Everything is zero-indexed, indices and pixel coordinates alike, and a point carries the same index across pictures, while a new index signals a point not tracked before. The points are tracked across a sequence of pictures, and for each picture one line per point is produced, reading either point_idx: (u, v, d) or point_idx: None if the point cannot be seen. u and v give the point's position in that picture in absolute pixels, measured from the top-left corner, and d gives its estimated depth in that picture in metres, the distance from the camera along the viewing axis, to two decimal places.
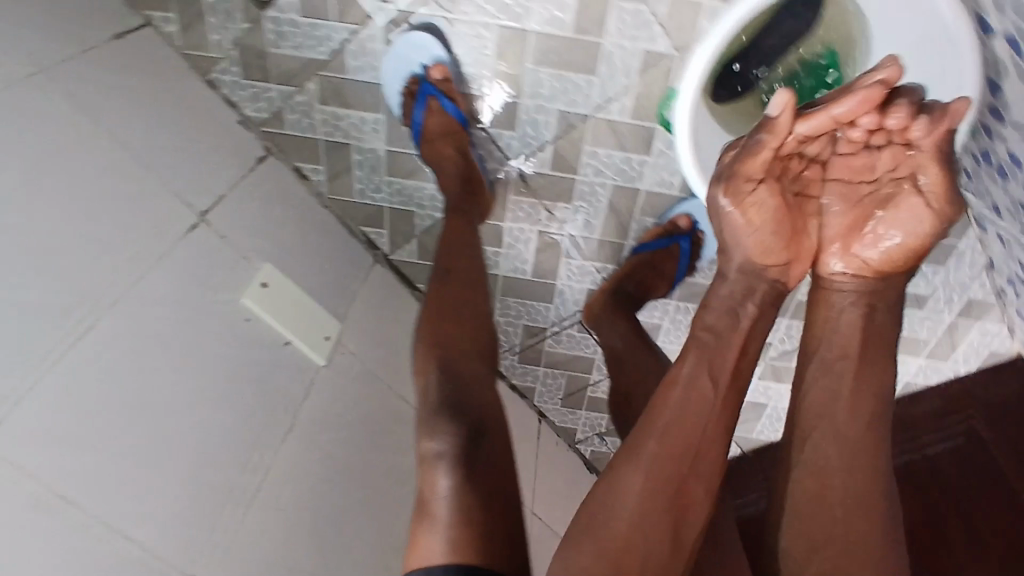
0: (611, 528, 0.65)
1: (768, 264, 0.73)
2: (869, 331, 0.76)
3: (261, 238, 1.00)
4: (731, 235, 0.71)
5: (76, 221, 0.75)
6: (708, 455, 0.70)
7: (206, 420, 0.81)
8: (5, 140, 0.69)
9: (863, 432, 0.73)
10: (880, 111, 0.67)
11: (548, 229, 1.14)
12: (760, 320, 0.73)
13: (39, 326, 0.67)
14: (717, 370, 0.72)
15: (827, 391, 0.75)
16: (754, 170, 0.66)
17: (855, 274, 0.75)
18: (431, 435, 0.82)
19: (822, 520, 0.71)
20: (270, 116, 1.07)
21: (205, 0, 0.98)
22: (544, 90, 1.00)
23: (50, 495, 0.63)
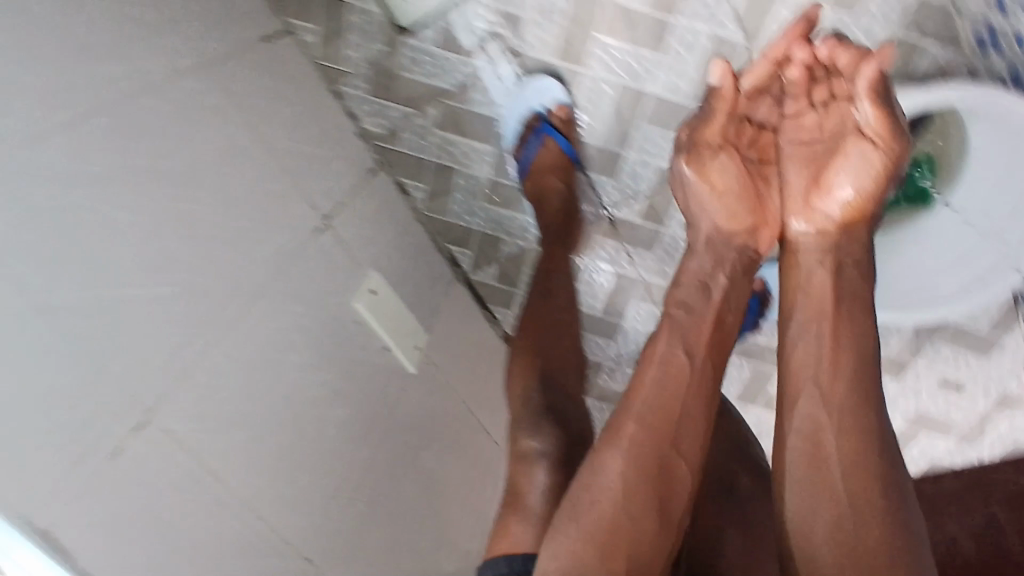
0: (594, 508, 0.69)
1: (736, 231, 0.82)
2: (842, 285, 0.77)
3: (370, 246, 1.06)
4: (698, 213, 0.82)
5: (233, 216, 0.82)
6: (687, 428, 0.75)
7: (315, 412, 0.87)
8: (191, 135, 0.77)
9: (845, 387, 0.71)
10: (805, 41, 0.78)
11: (625, 270, 1.20)
12: (731, 286, 0.82)
13: (202, 308, 0.75)
14: (690, 344, 0.78)
15: (804, 350, 0.75)
16: (712, 136, 0.80)
17: (819, 231, 0.80)
18: (531, 436, 0.97)
19: (818, 471, 0.69)
20: (387, 132, 1.13)
21: (351, 20, 1.06)
22: (650, 147, 1.08)
23: (201, 467, 0.71)
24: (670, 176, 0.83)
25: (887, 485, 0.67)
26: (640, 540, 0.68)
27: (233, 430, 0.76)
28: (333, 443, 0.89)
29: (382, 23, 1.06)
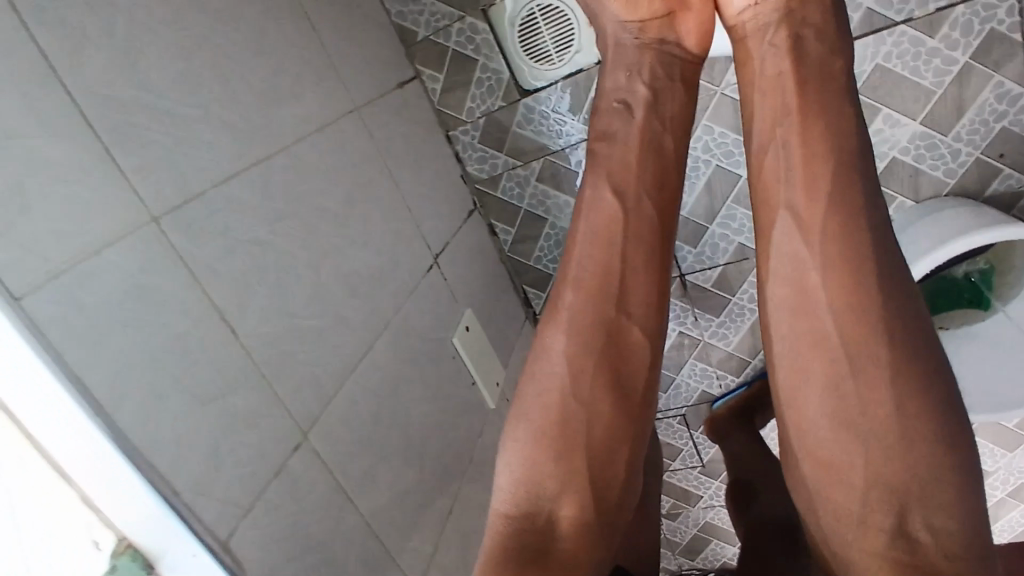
0: (544, 388, 0.70)
1: (648, 15, 0.81)
2: (804, 62, 0.72)
3: (464, 282, 1.13)
4: (608, 14, 0.83)
5: (371, 252, 0.91)
6: (635, 282, 0.73)
7: (420, 441, 0.92)
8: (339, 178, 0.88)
9: (817, 205, 0.66)
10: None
11: (688, 330, 1.30)
12: (669, 88, 0.81)
13: (348, 336, 0.82)
14: (624, 182, 0.76)
15: (772, 161, 0.71)
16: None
17: (757, 1, 0.76)
18: None
19: (807, 317, 0.65)
20: (488, 178, 1.22)
21: (477, 74, 1.13)
22: (732, 224, 1.17)
23: (338, 492, 0.76)
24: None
25: (887, 320, 0.62)
26: (599, 421, 0.69)
27: (360, 455, 0.80)
28: (429, 472, 0.93)
29: (507, 81, 1.13)
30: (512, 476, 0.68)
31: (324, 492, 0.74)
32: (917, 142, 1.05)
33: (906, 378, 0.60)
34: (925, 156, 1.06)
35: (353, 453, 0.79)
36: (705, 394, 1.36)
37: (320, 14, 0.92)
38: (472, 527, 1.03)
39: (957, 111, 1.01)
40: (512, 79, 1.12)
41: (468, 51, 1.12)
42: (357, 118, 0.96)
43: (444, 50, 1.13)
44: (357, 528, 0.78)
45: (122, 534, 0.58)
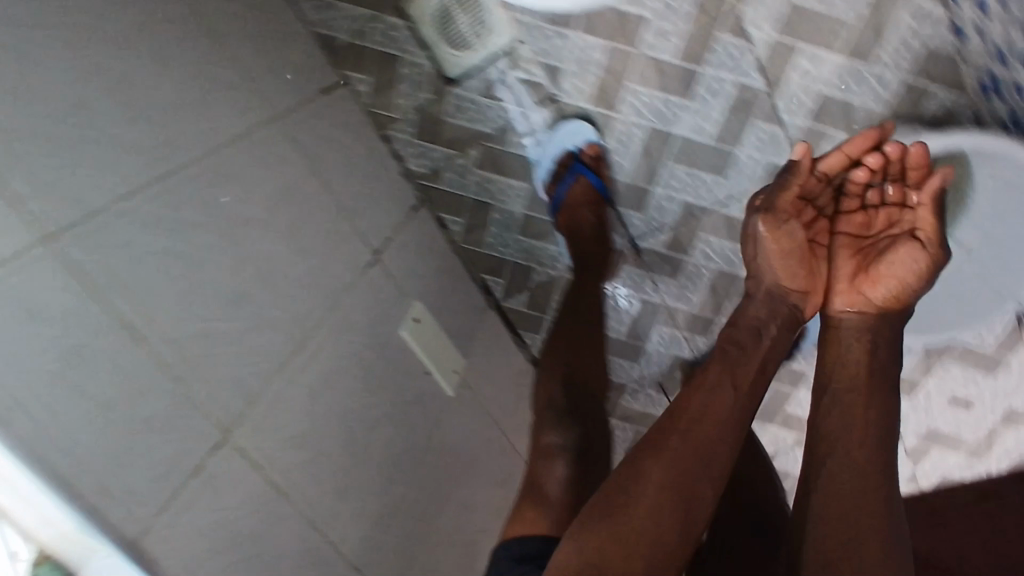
0: (630, 498, 0.76)
1: (791, 288, 0.93)
2: (876, 367, 0.88)
3: (412, 276, 1.13)
4: (763, 264, 0.93)
5: (300, 254, 0.91)
6: (719, 453, 0.82)
7: (370, 437, 0.93)
8: (258, 182, 0.87)
9: (866, 456, 0.81)
10: (877, 152, 0.92)
11: (650, 296, 1.28)
12: (780, 338, 0.93)
13: (276, 337, 0.83)
14: (735, 381, 0.88)
15: (834, 410, 0.86)
16: (785, 204, 0.91)
17: (859, 310, 0.93)
18: (550, 431, 1.01)
19: (840, 521, 0.76)
20: (429, 172, 1.20)
21: (402, 71, 1.13)
22: (676, 183, 1.15)
23: (270, 488, 0.77)
24: (745, 233, 0.93)
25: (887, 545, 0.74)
26: (662, 542, 0.74)
27: (296, 451, 0.81)
28: (382, 467, 0.93)
29: (432, 72, 1.13)
30: (564, 561, 0.74)
31: (252, 490, 0.75)
32: (843, 76, 1.04)
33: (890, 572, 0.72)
34: (855, 89, 1.05)
35: (287, 451, 0.80)
36: (681, 358, 1.33)
37: (231, 21, 0.91)
38: (438, 517, 1.02)
39: (876, 38, 1.01)
40: (436, 70, 1.13)
41: (390, 49, 1.12)
42: (283, 125, 0.96)
43: (370, 52, 1.12)
44: (292, 521, 0.80)
45: (39, 545, 0.56)
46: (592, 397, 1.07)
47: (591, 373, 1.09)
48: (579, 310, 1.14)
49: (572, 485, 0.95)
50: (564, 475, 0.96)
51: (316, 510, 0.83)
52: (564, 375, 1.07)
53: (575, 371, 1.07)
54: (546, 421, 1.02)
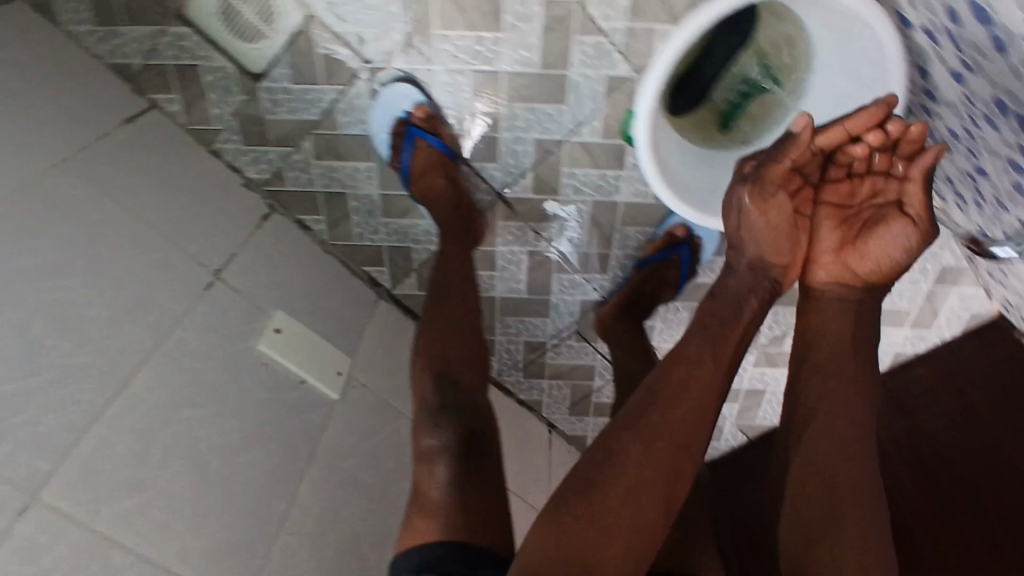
0: (609, 486, 0.74)
1: (775, 263, 0.86)
2: (858, 337, 0.88)
3: (272, 288, 1.06)
4: (748, 236, 0.85)
5: (111, 293, 0.84)
6: (699, 429, 0.79)
7: (232, 464, 0.87)
8: (44, 227, 0.80)
9: (855, 428, 0.83)
10: (879, 129, 0.80)
11: (537, 248, 1.22)
12: (759, 314, 0.86)
13: (88, 384, 0.77)
14: (717, 353, 0.82)
15: (818, 381, 0.87)
16: (774, 176, 0.82)
17: (839, 283, 0.89)
18: (429, 433, 0.97)
19: (818, 501, 0.81)
20: (271, 176, 1.14)
21: (205, 79, 1.06)
22: (520, 123, 1.07)
23: (101, 538, 0.73)
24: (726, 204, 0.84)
25: (870, 523, 0.79)
26: (643, 522, 0.74)
27: (131, 495, 0.76)
28: (253, 489, 0.88)
29: (235, 72, 1.05)
30: (543, 548, 0.72)
31: (80, 546, 0.71)
32: None
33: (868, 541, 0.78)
34: None
35: (114, 500, 0.75)
36: (588, 302, 1.29)
37: None
38: (344, 526, 0.96)
39: None
40: (238, 69, 1.05)
41: (186, 61, 1.04)
42: (70, 166, 0.88)
43: (164, 70, 1.05)
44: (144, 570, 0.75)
45: None
46: (459, 386, 1.01)
47: (464, 354, 1.04)
48: (444, 291, 1.07)
49: (455, 487, 0.93)
50: (444, 478, 0.94)
51: (172, 553, 0.78)
52: (436, 368, 1.01)
53: (447, 361, 1.02)
54: (422, 424, 0.98)
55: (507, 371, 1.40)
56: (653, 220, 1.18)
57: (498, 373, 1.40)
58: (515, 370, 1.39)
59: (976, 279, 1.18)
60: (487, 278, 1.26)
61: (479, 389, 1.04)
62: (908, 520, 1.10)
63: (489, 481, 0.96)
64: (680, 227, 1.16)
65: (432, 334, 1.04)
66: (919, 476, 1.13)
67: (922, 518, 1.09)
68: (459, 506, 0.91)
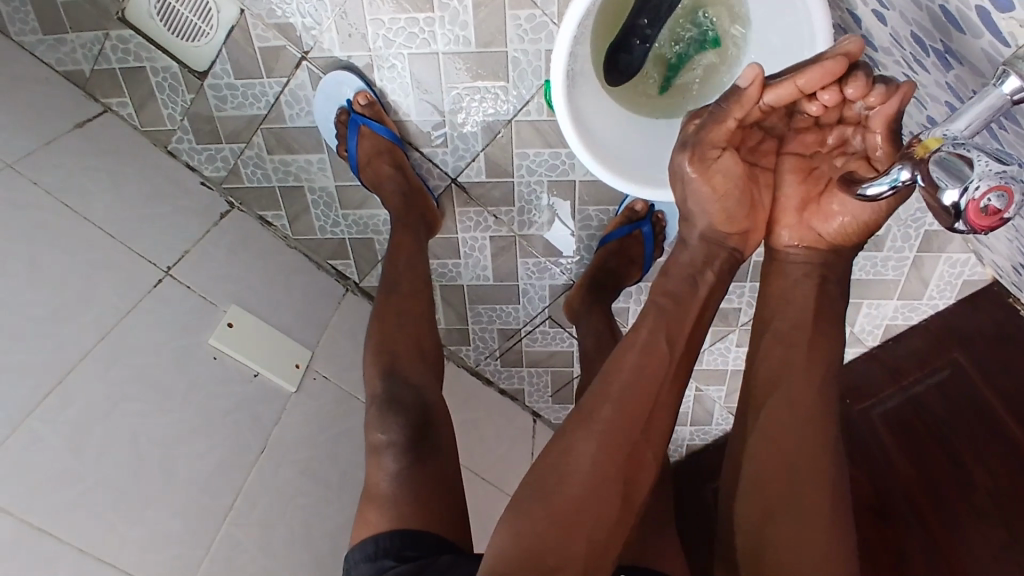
0: (563, 490, 0.62)
1: (730, 231, 0.72)
2: (823, 304, 0.73)
3: (225, 283, 1.07)
4: (695, 206, 0.71)
5: (52, 289, 0.87)
6: (658, 421, 0.67)
7: (174, 455, 0.88)
8: None
9: (816, 402, 0.70)
10: (836, 85, 0.65)
11: (499, 233, 1.19)
12: (718, 289, 0.73)
13: (22, 378, 0.79)
14: (673, 333, 0.70)
15: (777, 355, 0.73)
16: (718, 138, 0.68)
17: (809, 246, 0.74)
18: (379, 427, 0.87)
19: (775, 485, 0.68)
20: (228, 173, 1.17)
21: (152, 80, 1.09)
22: (464, 103, 1.06)
23: (28, 527, 0.74)
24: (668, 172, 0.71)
25: (837, 502, 0.67)
26: (605, 524, 0.62)
27: (63, 485, 0.78)
28: (195, 480, 0.88)
29: (181, 71, 1.08)
30: (499, 552, 0.60)
31: (8, 533, 0.72)
32: None
33: (839, 544, 0.65)
34: None
35: (45, 491, 0.76)
36: (556, 287, 1.24)
37: None
38: (294, 517, 0.96)
39: None
40: (184, 68, 1.07)
41: (133, 63, 1.08)
42: (10, 174, 0.91)
43: (113, 73, 1.09)
44: (75, 561, 0.76)
45: None
46: (408, 384, 0.91)
47: (415, 345, 0.96)
48: (393, 283, 1.01)
49: (404, 477, 0.83)
50: (393, 469, 0.84)
51: (104, 544, 0.78)
52: (385, 364, 0.93)
53: (395, 358, 0.93)
54: (374, 416, 0.88)
55: (485, 360, 1.35)
56: (613, 199, 1.14)
57: (475, 363, 1.36)
58: (492, 360, 1.35)
59: (965, 243, 1.11)
60: (451, 266, 1.23)
61: (431, 385, 0.94)
62: (895, 495, 1.03)
63: (444, 469, 0.86)
64: (640, 203, 1.13)
65: (384, 331, 0.96)
66: (906, 448, 1.05)
67: (912, 496, 1.01)
68: (412, 497, 0.81)
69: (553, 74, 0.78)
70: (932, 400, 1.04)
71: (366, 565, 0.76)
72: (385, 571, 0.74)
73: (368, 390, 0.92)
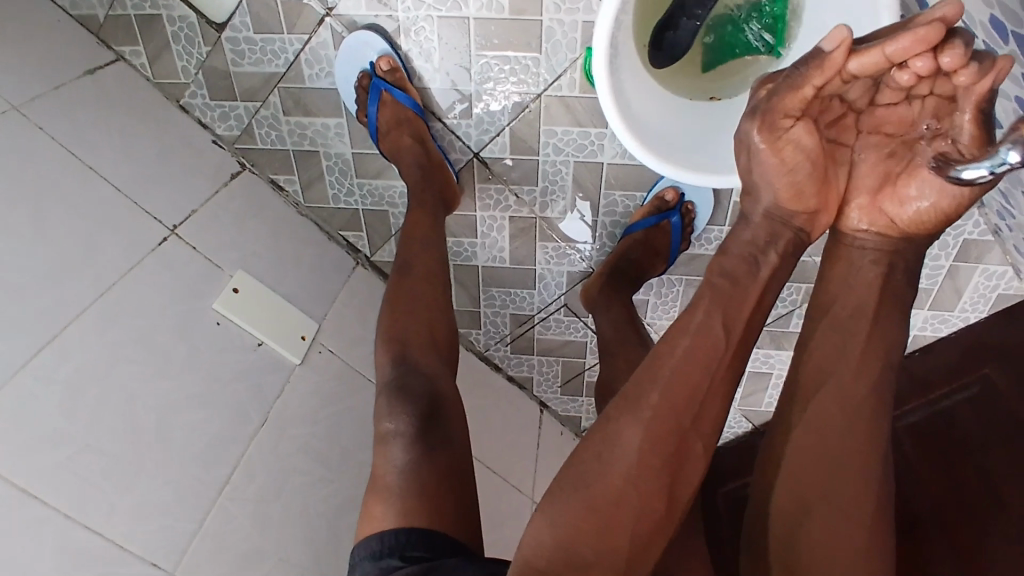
0: (602, 482, 0.59)
1: (797, 210, 0.68)
2: (888, 293, 0.69)
3: (232, 247, 1.02)
4: (761, 178, 0.67)
5: (52, 237, 0.82)
6: (711, 410, 0.63)
7: (169, 423, 0.84)
8: None
9: (868, 403, 0.67)
10: (932, 53, 0.58)
11: (519, 214, 1.14)
12: (780, 271, 0.68)
13: (13, 332, 0.74)
14: (730, 317, 0.65)
15: (823, 349, 0.70)
16: (792, 107, 0.62)
17: (880, 231, 0.70)
18: (388, 416, 0.82)
19: (816, 480, 0.66)
20: (241, 133, 1.13)
21: (167, 29, 1.05)
22: (492, 73, 1.01)
23: (11, 489, 0.69)
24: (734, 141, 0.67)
25: (881, 503, 0.65)
26: (647, 520, 0.59)
27: (50, 445, 0.73)
28: (188, 450, 0.84)
29: (198, 22, 1.03)
30: (534, 548, 0.58)
31: None
32: None
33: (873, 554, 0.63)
34: None
35: (32, 451, 0.72)
36: (574, 274, 1.19)
37: None
38: (293, 496, 0.92)
39: None
40: (201, 19, 1.03)
41: (149, 11, 1.03)
42: (12, 118, 0.86)
43: (128, 20, 1.04)
44: (59, 529, 0.71)
45: None
46: (420, 371, 0.86)
47: (428, 329, 0.91)
48: (408, 264, 0.96)
49: (412, 469, 0.78)
50: (401, 462, 0.78)
51: (93, 511, 0.74)
52: (399, 349, 0.88)
53: (406, 342, 0.88)
54: (383, 405, 0.83)
55: (494, 345, 1.30)
56: (642, 185, 1.09)
57: (484, 349, 1.31)
58: (503, 345, 1.30)
59: (1003, 254, 1.07)
60: (467, 245, 1.19)
61: (443, 374, 0.89)
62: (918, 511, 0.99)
63: (456, 457, 0.82)
64: (671, 191, 1.08)
65: (397, 310, 0.91)
66: (935, 463, 1.00)
67: (939, 511, 0.96)
68: (424, 486, 0.77)
69: (595, 45, 0.73)
70: (964, 417, 0.99)
71: (372, 564, 0.72)
72: (391, 571, 0.70)
73: (378, 378, 0.87)
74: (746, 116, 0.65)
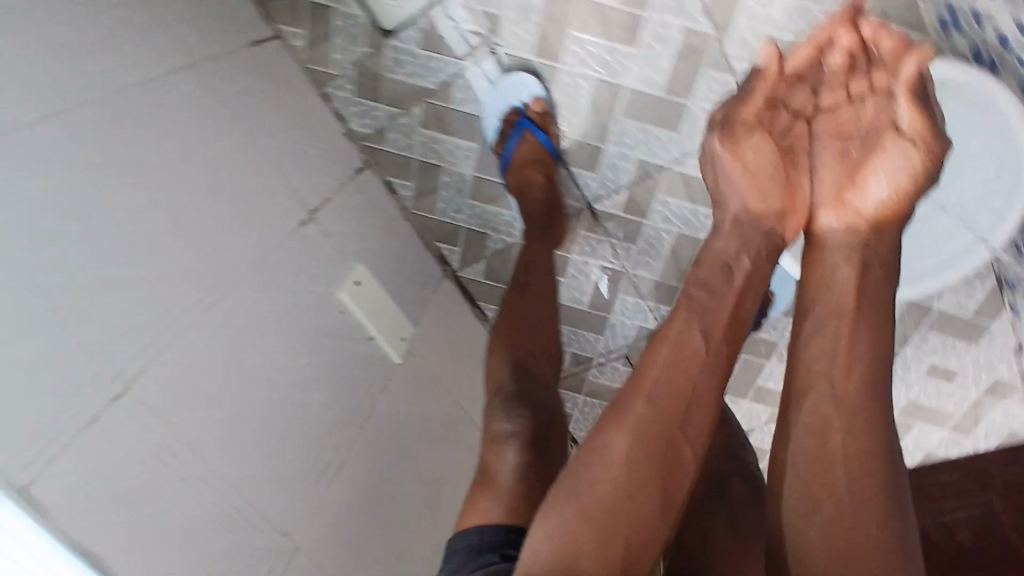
0: (596, 489, 0.66)
1: (763, 210, 0.78)
2: (868, 289, 0.74)
3: (355, 241, 1.08)
4: (729, 184, 0.78)
5: (227, 201, 0.84)
6: (698, 417, 0.71)
7: (295, 401, 0.86)
8: (185, 128, 0.81)
9: (859, 398, 0.70)
10: (853, 29, 0.77)
11: (609, 264, 1.22)
12: (754, 277, 0.77)
13: (192, 288, 0.76)
14: (708, 329, 0.74)
15: (820, 355, 0.73)
16: (748, 115, 0.76)
17: (850, 225, 0.77)
18: (504, 417, 0.93)
19: (822, 480, 0.67)
20: (374, 132, 1.18)
21: (335, 22, 1.10)
22: (628, 140, 1.09)
23: (176, 443, 0.70)
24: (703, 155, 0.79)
25: (889, 498, 0.66)
26: (643, 526, 0.66)
27: (208, 405, 0.74)
28: (307, 429, 0.87)
29: (366, 23, 1.10)
30: (536, 558, 0.64)
31: (160, 446, 0.68)
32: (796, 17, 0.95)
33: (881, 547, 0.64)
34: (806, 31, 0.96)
35: (197, 408, 0.73)
36: (643, 330, 1.28)
37: None
38: (379, 485, 0.97)
39: None
40: (371, 22, 1.10)
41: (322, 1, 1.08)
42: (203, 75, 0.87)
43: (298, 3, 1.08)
44: (206, 489, 0.72)
45: None
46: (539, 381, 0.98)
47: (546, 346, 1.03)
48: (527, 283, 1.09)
49: (526, 472, 0.86)
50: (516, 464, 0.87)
51: (238, 476, 0.76)
52: (516, 357, 1.00)
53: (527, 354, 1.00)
54: (498, 407, 0.94)
55: None
56: None
57: None
58: None
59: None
60: None
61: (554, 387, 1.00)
62: None
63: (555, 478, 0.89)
64: None
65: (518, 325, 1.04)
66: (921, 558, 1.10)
67: None
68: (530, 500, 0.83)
69: None
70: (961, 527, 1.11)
71: (469, 558, 0.75)
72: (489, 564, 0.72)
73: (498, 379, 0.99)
74: (708, 130, 0.78)
